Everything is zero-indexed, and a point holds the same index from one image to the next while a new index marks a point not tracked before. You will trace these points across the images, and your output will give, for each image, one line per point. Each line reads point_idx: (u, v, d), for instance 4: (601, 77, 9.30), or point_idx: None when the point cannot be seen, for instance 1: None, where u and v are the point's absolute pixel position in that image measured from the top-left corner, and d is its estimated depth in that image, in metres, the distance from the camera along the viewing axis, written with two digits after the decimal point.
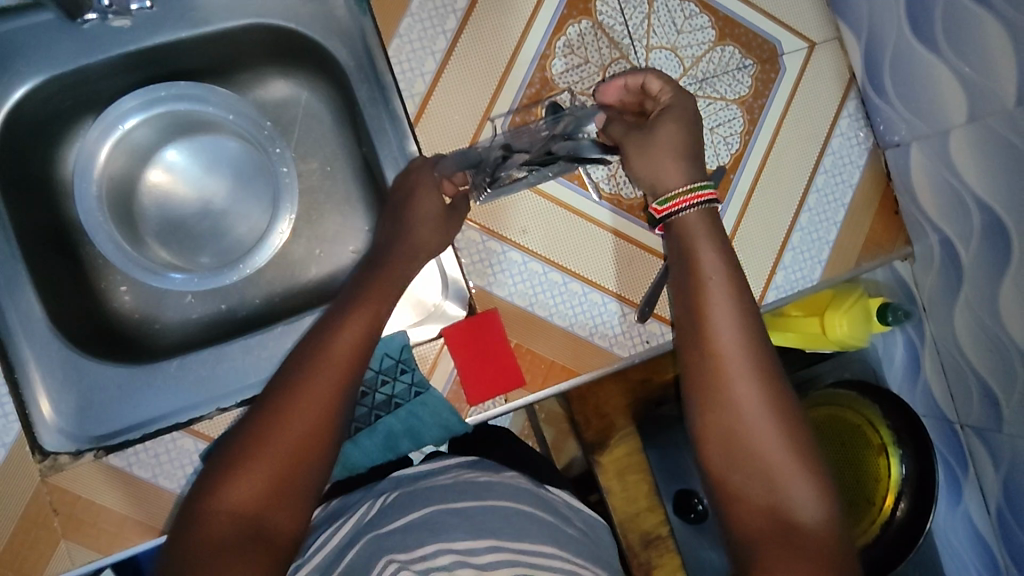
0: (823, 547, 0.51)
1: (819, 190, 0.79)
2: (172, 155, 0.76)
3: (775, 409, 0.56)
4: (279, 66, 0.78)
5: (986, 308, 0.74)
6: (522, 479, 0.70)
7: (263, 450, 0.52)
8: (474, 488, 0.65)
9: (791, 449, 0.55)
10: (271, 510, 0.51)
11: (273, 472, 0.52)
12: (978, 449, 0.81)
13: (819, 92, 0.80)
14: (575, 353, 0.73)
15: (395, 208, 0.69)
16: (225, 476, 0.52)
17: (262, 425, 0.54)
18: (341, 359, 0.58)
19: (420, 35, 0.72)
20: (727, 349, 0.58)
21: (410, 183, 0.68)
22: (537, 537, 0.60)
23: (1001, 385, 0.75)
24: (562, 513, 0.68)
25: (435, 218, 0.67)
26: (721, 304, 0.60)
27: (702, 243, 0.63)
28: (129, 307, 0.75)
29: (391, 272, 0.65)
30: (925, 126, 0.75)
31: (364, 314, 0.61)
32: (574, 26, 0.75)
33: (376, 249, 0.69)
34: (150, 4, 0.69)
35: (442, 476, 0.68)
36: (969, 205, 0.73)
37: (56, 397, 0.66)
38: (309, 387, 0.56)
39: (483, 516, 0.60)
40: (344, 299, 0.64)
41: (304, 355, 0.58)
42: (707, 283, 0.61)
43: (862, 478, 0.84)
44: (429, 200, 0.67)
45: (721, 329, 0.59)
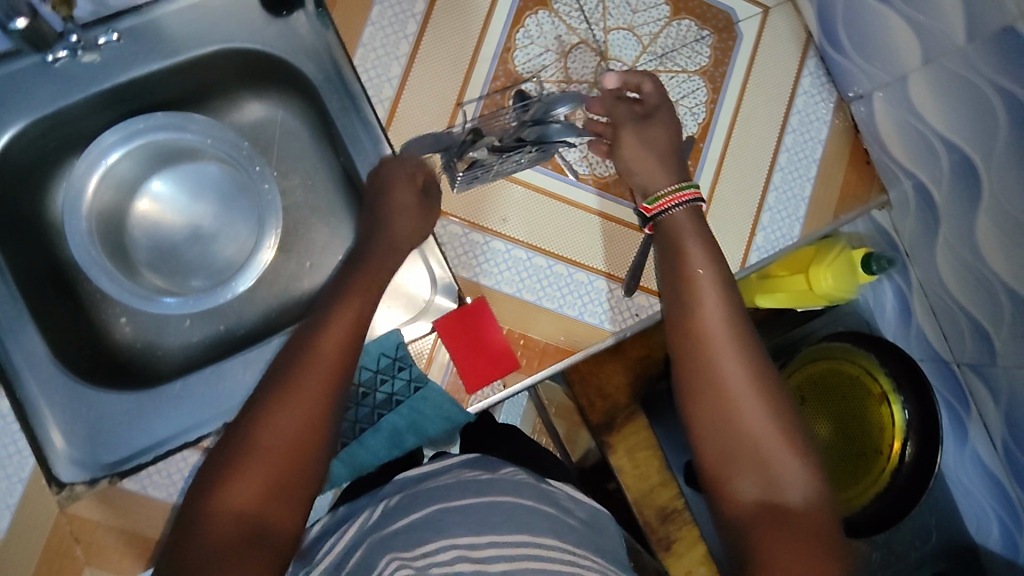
0: (812, 524, 0.55)
1: (789, 149, 0.81)
2: (156, 185, 0.78)
3: (762, 391, 0.59)
4: (251, 89, 0.80)
5: (965, 245, 0.75)
6: (523, 474, 0.70)
7: (260, 453, 0.53)
8: (475, 484, 0.66)
9: (780, 432, 0.58)
10: (270, 515, 0.52)
11: (271, 476, 0.53)
12: (977, 386, 0.82)
13: (777, 55, 0.82)
14: (568, 333, 0.74)
15: (370, 201, 0.69)
16: (223, 479, 0.53)
17: (255, 427, 0.55)
18: (330, 359, 0.59)
19: (383, 42, 0.74)
20: (715, 332, 0.61)
21: (385, 177, 0.69)
22: (539, 528, 0.60)
23: (990, 318, 0.76)
24: (561, 503, 0.68)
25: (412, 213, 0.68)
26: (707, 290, 0.63)
27: (688, 237, 0.67)
28: (129, 338, 0.77)
29: (373, 264, 0.66)
30: (884, 75, 0.77)
31: (348, 313, 0.62)
32: (532, 17, 0.77)
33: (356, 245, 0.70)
34: (117, 38, 0.71)
35: (444, 475, 0.69)
36: (937, 147, 0.74)
37: (66, 429, 0.67)
38: (301, 389, 0.57)
39: (485, 512, 0.61)
40: (328, 298, 0.64)
41: (293, 353, 0.59)
42: (693, 272, 0.65)
43: (867, 428, 0.85)
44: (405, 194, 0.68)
45: (709, 312, 0.62)
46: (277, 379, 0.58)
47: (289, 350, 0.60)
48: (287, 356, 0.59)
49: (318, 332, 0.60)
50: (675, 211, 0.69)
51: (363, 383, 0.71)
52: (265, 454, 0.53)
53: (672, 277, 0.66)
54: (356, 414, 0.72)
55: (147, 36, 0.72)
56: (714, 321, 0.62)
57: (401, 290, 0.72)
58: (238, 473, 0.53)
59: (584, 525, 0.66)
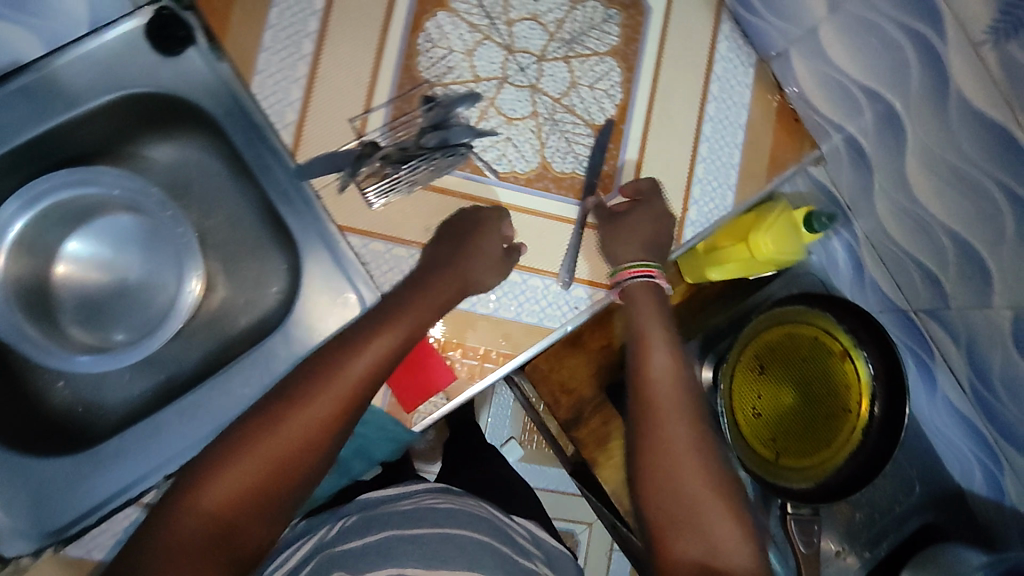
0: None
1: (713, 118, 0.79)
2: (74, 244, 0.76)
3: (702, 451, 0.64)
4: (161, 130, 0.79)
5: (898, 190, 0.73)
6: (485, 512, 0.72)
7: (251, 461, 0.57)
8: (430, 515, 0.66)
9: (717, 491, 0.62)
10: (244, 524, 0.56)
11: (250, 488, 0.56)
12: (936, 331, 0.80)
13: (690, 24, 0.80)
14: (506, 336, 0.73)
15: (456, 232, 0.72)
16: (215, 470, 0.56)
17: (263, 419, 0.59)
18: (350, 386, 0.61)
19: (280, 66, 0.72)
20: (665, 398, 0.67)
21: (473, 221, 0.72)
22: (488, 566, 0.60)
23: (936, 262, 0.74)
24: (518, 539, 0.71)
25: (492, 259, 0.71)
26: (659, 357, 0.70)
27: (648, 315, 0.73)
28: (69, 401, 0.76)
29: (452, 279, 0.69)
30: (795, 30, 0.74)
31: (405, 322, 0.65)
32: (431, 20, 0.75)
33: (428, 259, 0.71)
34: None
35: (405, 501, 0.71)
36: (857, 97, 0.72)
37: (5, 502, 0.65)
38: (308, 409, 0.60)
39: (437, 544, 0.61)
40: (376, 310, 0.67)
41: (334, 353, 0.63)
42: (652, 345, 0.71)
43: (832, 387, 0.82)
44: (487, 235, 0.71)
45: (664, 383, 0.68)
46: (294, 390, 0.61)
47: (316, 364, 0.63)
48: (313, 370, 0.62)
49: (350, 350, 0.63)
50: (634, 283, 0.73)
51: None
52: (257, 461, 0.57)
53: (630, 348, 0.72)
54: None
55: (44, 92, 0.70)
56: (666, 387, 0.68)
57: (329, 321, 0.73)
58: (227, 472, 0.56)
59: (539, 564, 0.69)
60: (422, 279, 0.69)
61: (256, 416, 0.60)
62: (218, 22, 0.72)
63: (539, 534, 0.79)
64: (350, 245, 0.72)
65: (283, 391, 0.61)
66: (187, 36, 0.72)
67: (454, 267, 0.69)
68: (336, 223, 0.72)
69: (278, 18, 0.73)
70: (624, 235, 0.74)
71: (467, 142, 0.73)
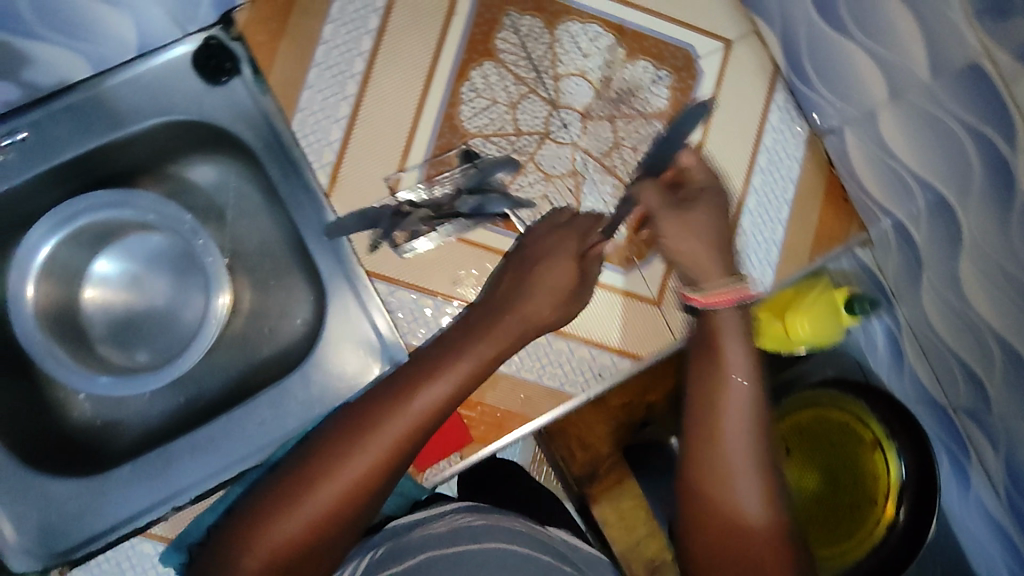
0: None
1: (758, 191, 0.77)
2: (108, 262, 0.77)
3: (765, 486, 0.60)
4: (201, 153, 0.78)
5: (948, 287, 0.69)
6: (520, 521, 0.68)
7: (306, 505, 0.56)
8: (469, 532, 0.63)
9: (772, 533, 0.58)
10: (301, 565, 0.56)
11: (304, 538, 0.56)
12: (976, 433, 0.76)
13: (741, 90, 0.78)
14: (525, 399, 0.72)
15: (529, 257, 0.67)
16: (261, 524, 0.56)
17: (304, 470, 0.58)
18: (395, 440, 0.58)
19: (322, 105, 0.72)
20: (730, 432, 0.61)
21: (551, 245, 0.68)
22: None
23: (981, 364, 0.70)
24: (563, 550, 0.67)
25: (560, 292, 0.66)
26: (737, 374, 0.63)
27: (727, 334, 0.65)
28: (88, 416, 0.76)
29: (518, 314, 0.64)
30: (852, 110, 0.72)
31: (460, 364, 0.61)
32: (477, 69, 0.74)
33: (495, 288, 0.67)
34: (25, 136, 0.69)
35: (437, 520, 0.67)
36: (911, 185, 0.69)
37: (18, 519, 0.67)
38: (356, 460, 0.57)
39: (476, 564, 0.59)
40: (431, 352, 0.63)
41: (384, 391, 0.60)
42: (728, 367, 0.64)
43: (858, 477, 0.80)
44: (559, 262, 0.66)
45: (734, 417, 0.62)
46: (330, 442, 0.58)
47: (357, 410, 0.60)
48: (360, 411, 0.60)
49: (395, 397, 0.59)
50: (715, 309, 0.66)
51: None
52: (312, 507, 0.56)
53: (699, 361, 0.66)
54: None
55: (90, 111, 0.70)
56: (734, 418, 0.62)
57: (341, 378, 0.71)
58: (282, 516, 0.56)
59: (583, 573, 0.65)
60: (483, 318, 0.65)
61: (306, 460, 0.58)
62: (265, 55, 0.72)
63: (569, 538, 0.72)
64: (375, 291, 0.71)
65: (329, 435, 0.59)
66: (233, 67, 0.71)
67: (516, 303, 0.65)
68: (363, 268, 0.71)
69: (325, 56, 0.72)
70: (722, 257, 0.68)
71: (503, 213, 0.73)
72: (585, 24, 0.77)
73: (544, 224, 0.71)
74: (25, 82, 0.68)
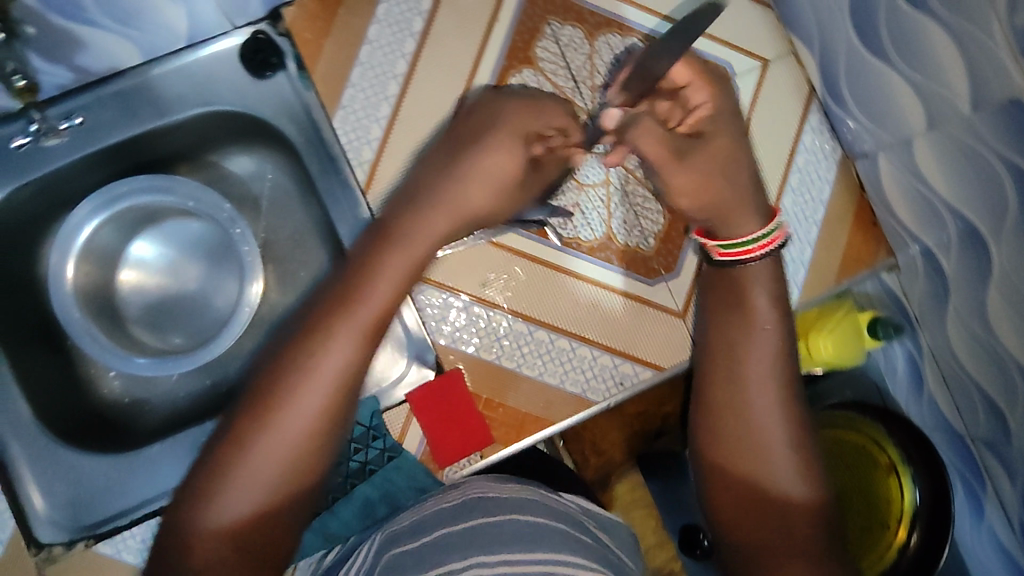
0: (793, 519, 0.60)
1: (788, 211, 0.78)
2: (145, 245, 0.78)
3: (783, 386, 0.63)
4: (240, 142, 0.78)
5: (974, 316, 0.70)
6: (534, 489, 0.65)
7: (256, 470, 0.53)
8: (483, 502, 0.61)
9: (788, 425, 0.62)
10: (268, 529, 0.53)
11: (271, 494, 0.53)
12: (992, 463, 0.75)
13: (778, 109, 0.79)
14: (547, 404, 0.73)
15: (460, 147, 0.64)
16: (217, 489, 0.52)
17: (250, 428, 0.54)
18: (333, 379, 0.55)
19: (364, 104, 0.73)
20: (757, 396, 0.63)
21: (485, 129, 0.64)
22: (554, 544, 0.56)
23: (1002, 394, 0.70)
24: (580, 521, 0.63)
25: (498, 183, 0.63)
26: (760, 294, 0.66)
27: (757, 294, 0.66)
28: (117, 393, 0.77)
29: (449, 205, 0.62)
30: (888, 136, 0.73)
31: (392, 274, 0.59)
32: (516, 76, 0.76)
33: (421, 176, 0.64)
34: (81, 120, 0.70)
35: (450, 492, 0.64)
36: (941, 211, 0.70)
37: (48, 491, 0.68)
38: (292, 412, 0.54)
39: (492, 531, 0.56)
40: (361, 256, 0.60)
41: (311, 330, 0.57)
42: (756, 329, 0.65)
43: (873, 502, 0.79)
44: (498, 151, 0.63)
45: (759, 384, 0.63)
46: (267, 394, 0.55)
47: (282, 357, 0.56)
48: (285, 361, 0.56)
49: (326, 331, 0.56)
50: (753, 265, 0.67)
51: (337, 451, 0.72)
52: (263, 469, 0.53)
53: (727, 326, 0.67)
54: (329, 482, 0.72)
55: (138, 97, 0.71)
56: (761, 381, 0.63)
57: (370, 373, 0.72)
58: (235, 484, 0.52)
59: (603, 543, 0.62)
60: (417, 214, 0.61)
61: (240, 421, 0.54)
62: (311, 52, 0.73)
63: (587, 505, 0.69)
64: (405, 289, 0.72)
65: (260, 388, 0.56)
66: (278, 62, 0.73)
67: (450, 196, 0.62)
68: None
69: (369, 56, 0.73)
70: (755, 212, 0.67)
71: (540, 219, 0.74)
72: (625, 37, 0.78)
73: (483, 104, 0.67)
74: (77, 67, 0.69)
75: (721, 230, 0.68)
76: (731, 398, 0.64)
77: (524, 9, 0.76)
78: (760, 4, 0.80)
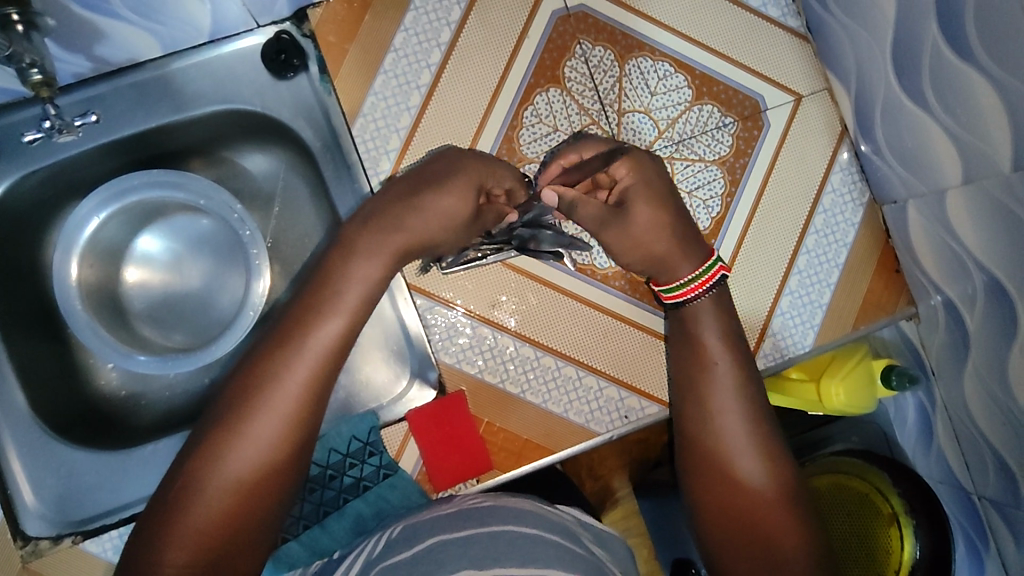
0: (772, 527, 0.57)
1: (810, 251, 0.76)
2: (152, 240, 0.77)
3: (748, 403, 0.62)
4: (255, 141, 0.76)
5: (994, 376, 0.67)
6: (530, 500, 0.62)
7: (218, 487, 0.48)
8: (477, 514, 0.59)
9: (754, 438, 0.61)
10: (229, 552, 0.48)
11: (237, 503, 0.48)
12: (998, 524, 0.72)
13: (807, 146, 0.77)
14: (547, 432, 0.72)
15: (417, 184, 0.61)
16: (179, 505, 0.48)
17: (212, 440, 0.50)
18: (296, 394, 0.51)
19: (384, 113, 0.72)
20: (724, 421, 0.62)
21: (452, 168, 0.63)
22: (547, 560, 0.52)
23: (1016, 458, 0.67)
24: (576, 535, 0.60)
25: (453, 219, 0.61)
26: (710, 324, 0.66)
27: (709, 332, 0.66)
28: (114, 385, 0.76)
29: (412, 237, 0.59)
30: (921, 185, 0.71)
31: (354, 292, 0.56)
32: (542, 95, 0.74)
33: (378, 203, 0.61)
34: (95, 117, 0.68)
35: (445, 503, 0.63)
36: (969, 266, 0.67)
37: (37, 484, 0.68)
38: (254, 428, 0.50)
39: (485, 542, 0.54)
40: (319, 276, 0.57)
41: (272, 344, 0.53)
42: (711, 364, 0.64)
43: (870, 553, 0.77)
44: (459, 192, 0.61)
45: (727, 407, 0.62)
46: (230, 405, 0.51)
47: (246, 371, 0.53)
48: (244, 377, 0.52)
49: (291, 342, 0.53)
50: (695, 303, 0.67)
51: (331, 464, 0.70)
52: (227, 485, 0.48)
53: (690, 358, 0.66)
54: (321, 496, 0.70)
55: (156, 90, 0.70)
56: (728, 404, 0.62)
57: (373, 390, 0.71)
58: (196, 504, 0.48)
59: (598, 556, 0.58)
60: (377, 236, 0.58)
61: (201, 440, 0.50)
62: (334, 57, 0.72)
63: (584, 517, 0.65)
64: (414, 305, 0.71)
65: (220, 408, 0.52)
66: (301, 64, 0.71)
67: (411, 226, 0.59)
68: (405, 279, 0.71)
69: (393, 65, 0.72)
70: (693, 252, 0.67)
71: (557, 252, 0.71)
72: (657, 61, 0.76)
73: (438, 158, 0.65)
74: (96, 57, 0.66)
75: (661, 276, 0.67)
76: (698, 425, 0.63)
77: (556, 26, 0.74)
78: (797, 38, 0.78)
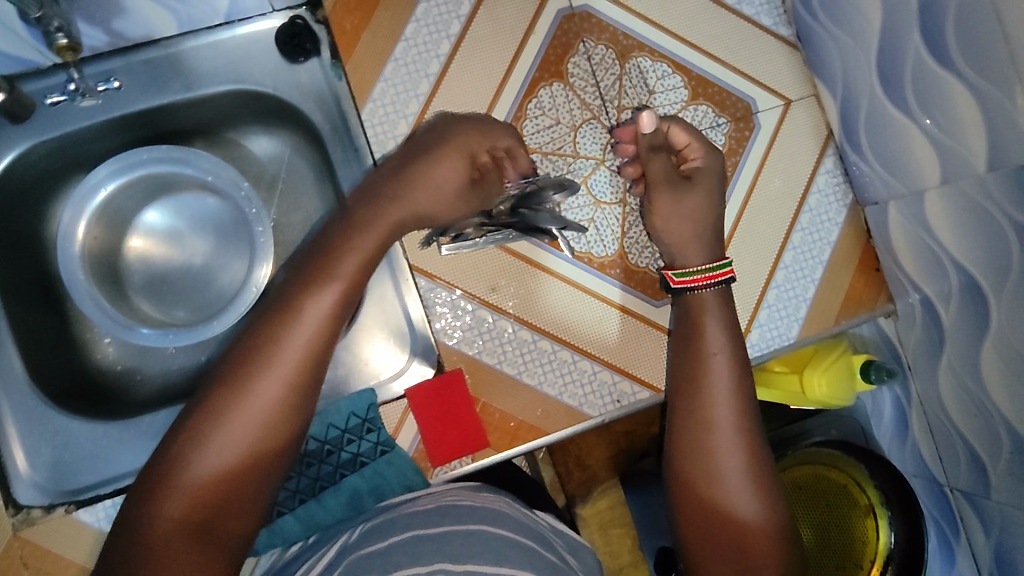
0: (745, 530, 0.59)
1: (796, 248, 0.80)
2: (155, 216, 0.78)
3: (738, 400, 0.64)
4: (262, 124, 0.77)
5: (968, 370, 0.71)
6: (507, 504, 0.65)
7: (225, 439, 0.50)
8: (452, 511, 0.60)
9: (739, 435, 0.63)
10: (225, 510, 0.49)
11: (231, 470, 0.50)
12: (968, 515, 0.76)
13: (796, 148, 0.81)
14: (542, 413, 0.74)
15: (413, 158, 0.66)
16: (174, 468, 0.49)
17: (212, 408, 0.51)
18: (296, 360, 0.53)
19: (393, 99, 0.74)
20: (706, 412, 0.64)
21: (448, 138, 0.67)
22: (517, 562, 0.54)
23: (987, 450, 0.71)
24: (550, 540, 0.62)
25: (446, 191, 0.65)
26: (714, 324, 0.69)
27: (710, 317, 0.69)
28: (111, 359, 0.76)
29: (404, 204, 0.63)
30: (902, 186, 0.75)
31: (350, 271, 0.58)
32: (546, 88, 0.77)
33: (375, 180, 0.65)
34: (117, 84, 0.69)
35: (423, 499, 0.65)
36: (946, 265, 0.71)
37: (32, 451, 0.68)
38: (261, 386, 0.52)
39: (462, 540, 0.55)
40: (330, 251, 0.59)
41: (265, 317, 0.55)
42: (703, 353, 0.67)
43: (849, 543, 0.79)
44: (455, 163, 0.65)
45: (712, 394, 0.65)
46: (230, 376, 0.53)
47: (252, 339, 0.54)
48: (247, 346, 0.54)
49: (295, 311, 0.55)
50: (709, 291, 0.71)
51: (329, 440, 0.70)
52: (229, 441, 0.50)
53: (687, 351, 0.68)
54: (317, 470, 0.70)
55: (166, 69, 0.71)
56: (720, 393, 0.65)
57: (371, 365, 0.73)
58: (195, 460, 0.49)
59: (567, 562, 0.61)
60: (375, 208, 0.62)
61: (204, 402, 0.52)
62: (345, 43, 0.74)
63: (558, 524, 0.69)
64: (416, 287, 0.73)
65: (223, 371, 0.53)
66: (313, 48, 0.72)
67: (410, 196, 0.63)
68: (406, 261, 0.73)
69: (403, 53, 0.75)
70: (699, 253, 0.72)
71: (549, 231, 0.74)
72: (655, 61, 0.80)
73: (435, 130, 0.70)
74: (114, 31, 0.70)
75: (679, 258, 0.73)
76: (687, 412, 0.65)
77: (560, 23, 0.78)
78: (787, 46, 0.82)
